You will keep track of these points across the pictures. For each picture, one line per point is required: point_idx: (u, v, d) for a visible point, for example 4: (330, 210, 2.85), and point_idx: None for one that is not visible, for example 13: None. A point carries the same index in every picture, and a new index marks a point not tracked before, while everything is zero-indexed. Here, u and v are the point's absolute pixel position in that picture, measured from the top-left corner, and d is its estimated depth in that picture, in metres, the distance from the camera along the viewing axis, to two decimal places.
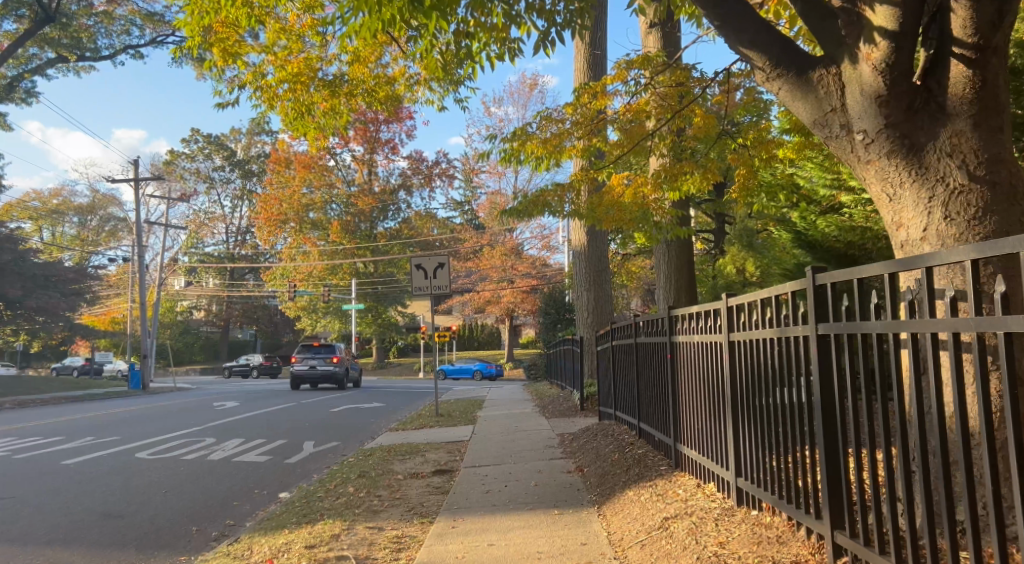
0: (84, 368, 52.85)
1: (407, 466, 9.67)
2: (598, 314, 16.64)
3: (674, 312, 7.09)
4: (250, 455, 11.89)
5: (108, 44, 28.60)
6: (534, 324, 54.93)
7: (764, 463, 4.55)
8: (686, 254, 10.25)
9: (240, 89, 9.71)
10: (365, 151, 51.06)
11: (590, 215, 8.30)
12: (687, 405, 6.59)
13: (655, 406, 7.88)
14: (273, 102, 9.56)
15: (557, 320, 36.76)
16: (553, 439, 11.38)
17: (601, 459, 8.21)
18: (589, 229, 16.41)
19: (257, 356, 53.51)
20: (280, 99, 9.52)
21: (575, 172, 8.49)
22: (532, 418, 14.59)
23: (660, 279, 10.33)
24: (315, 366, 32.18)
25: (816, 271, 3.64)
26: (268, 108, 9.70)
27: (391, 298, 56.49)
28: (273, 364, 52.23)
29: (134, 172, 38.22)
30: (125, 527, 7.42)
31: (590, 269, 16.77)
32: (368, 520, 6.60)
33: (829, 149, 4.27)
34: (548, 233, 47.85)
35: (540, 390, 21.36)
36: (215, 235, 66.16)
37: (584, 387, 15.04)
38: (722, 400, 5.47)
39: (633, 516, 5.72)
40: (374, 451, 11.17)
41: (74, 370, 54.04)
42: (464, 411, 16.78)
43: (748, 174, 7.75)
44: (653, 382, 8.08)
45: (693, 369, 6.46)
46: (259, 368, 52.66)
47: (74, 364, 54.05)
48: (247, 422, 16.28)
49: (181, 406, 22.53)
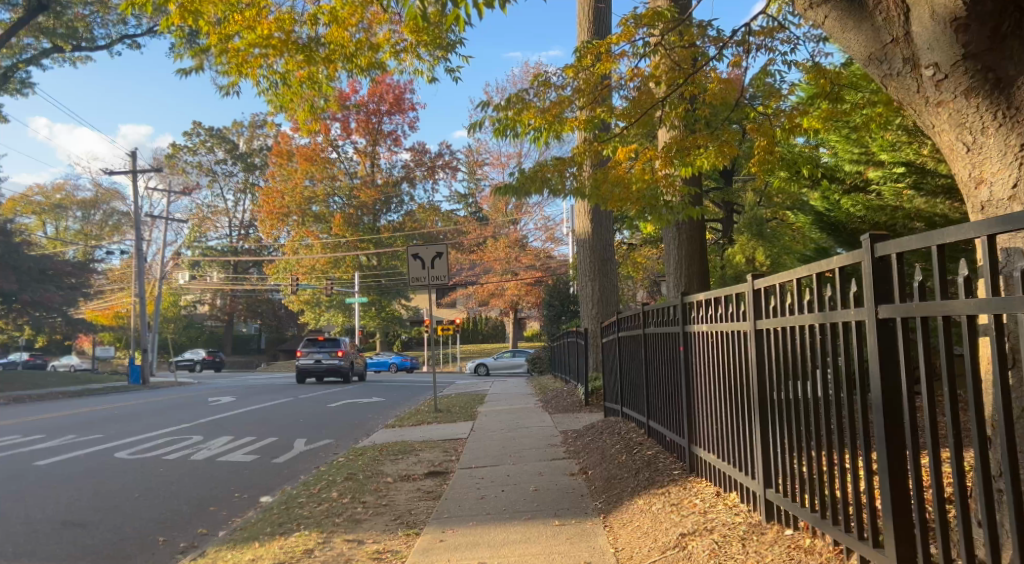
0: (30, 362, 53.75)
1: (399, 467, 9.00)
2: (603, 304, 15.96)
3: (687, 299, 6.37)
4: (236, 454, 11.21)
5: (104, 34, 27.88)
6: (539, 317, 54.23)
7: (801, 474, 3.84)
8: (698, 238, 9.52)
9: (205, 56, 9.06)
10: (368, 143, 50.38)
11: (593, 194, 7.57)
12: (702, 399, 5.91)
13: (665, 401, 7.19)
14: (244, 70, 8.90)
15: (561, 312, 36.14)
16: (555, 437, 10.68)
17: (607, 460, 7.53)
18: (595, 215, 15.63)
19: (200, 351, 54.77)
20: (252, 68, 8.87)
21: (577, 145, 7.79)
22: (535, 413, 13.90)
23: (670, 265, 9.64)
24: (320, 360, 31.61)
25: (876, 240, 2.91)
26: (241, 77, 9.05)
27: (394, 292, 55.84)
28: (216, 358, 53.78)
29: (132, 164, 37.77)
30: (85, 537, 6.74)
31: (595, 258, 16.02)
32: (347, 532, 5.93)
33: (887, 89, 3.68)
34: (552, 225, 47.19)
35: (544, 384, 20.74)
36: (218, 229, 65.80)
37: (589, 381, 14.34)
38: (743, 393, 4.78)
39: (644, 529, 5.06)
40: (365, 450, 10.49)
41: (20, 365, 54.64)
42: (464, 406, 16.12)
43: (766, 147, 7.05)
44: (663, 375, 7.39)
45: (708, 359, 5.75)
46: (202, 362, 53.94)
47: (18, 360, 54.68)
48: (239, 418, 15.64)
49: (175, 401, 21.92)
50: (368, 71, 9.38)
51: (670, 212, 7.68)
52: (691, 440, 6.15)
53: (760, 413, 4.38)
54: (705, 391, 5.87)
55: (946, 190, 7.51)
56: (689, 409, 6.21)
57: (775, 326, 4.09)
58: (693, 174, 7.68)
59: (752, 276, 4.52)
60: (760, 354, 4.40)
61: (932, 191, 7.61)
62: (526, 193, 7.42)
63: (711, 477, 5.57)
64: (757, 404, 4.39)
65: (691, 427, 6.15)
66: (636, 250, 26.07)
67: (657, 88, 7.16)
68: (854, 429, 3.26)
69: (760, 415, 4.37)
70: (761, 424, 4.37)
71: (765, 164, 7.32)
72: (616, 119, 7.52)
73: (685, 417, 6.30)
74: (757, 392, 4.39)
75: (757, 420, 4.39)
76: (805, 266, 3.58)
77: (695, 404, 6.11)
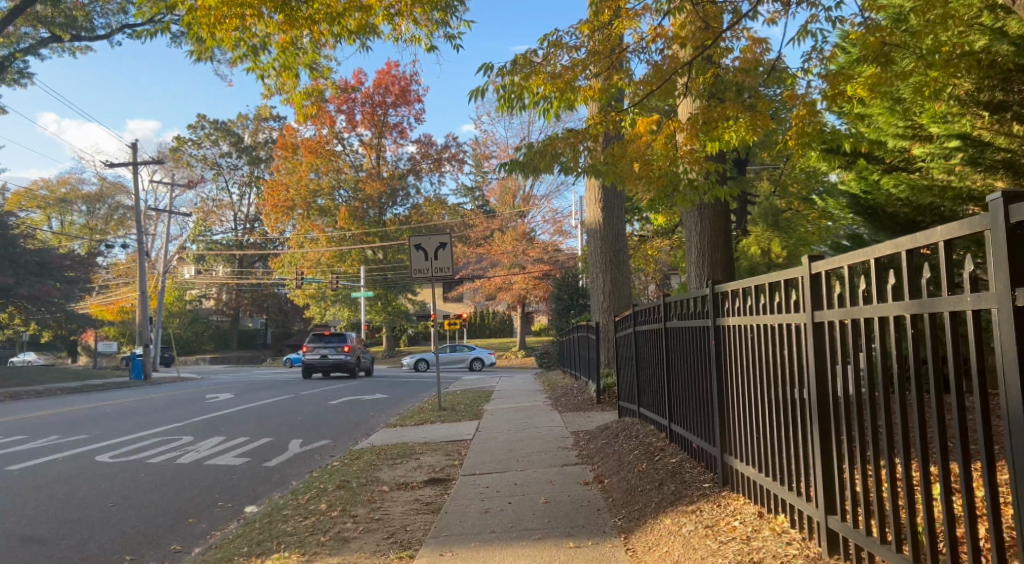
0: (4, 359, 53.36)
1: (396, 473, 8.30)
2: (615, 296, 15.23)
3: (716, 287, 5.60)
4: (225, 457, 10.50)
5: (104, 24, 27.14)
6: (546, 313, 53.25)
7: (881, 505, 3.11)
8: (722, 222, 8.77)
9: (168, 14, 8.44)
10: (373, 136, 49.69)
11: (609, 172, 6.78)
12: (736, 400, 5.19)
13: (689, 400, 6.48)
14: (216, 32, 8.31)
15: (570, 306, 35.34)
16: (566, 438, 9.94)
17: (625, 467, 6.81)
18: (607, 197, 14.95)
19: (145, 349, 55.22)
20: (226, 30, 8.28)
21: (591, 118, 7.07)
22: (543, 412, 13.15)
23: (692, 254, 8.87)
24: (326, 355, 30.99)
25: (1006, 199, 2.19)
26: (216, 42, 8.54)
27: (400, 286, 55.16)
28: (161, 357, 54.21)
29: (133, 156, 37.37)
30: (43, 555, 6.04)
31: (607, 248, 15.25)
32: (331, 554, 5.23)
33: None
34: (560, 218, 46.41)
35: (553, 380, 20.01)
36: (223, 223, 65.46)
37: (601, 377, 13.57)
38: (795, 397, 4.08)
39: (674, 557, 4.35)
40: (361, 454, 9.76)
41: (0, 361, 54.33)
42: (470, 404, 15.40)
43: (803, 121, 6.53)
44: (686, 374, 6.67)
45: (742, 355, 5.03)
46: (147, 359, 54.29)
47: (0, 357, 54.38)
48: (233, 417, 14.96)
49: (172, 398, 21.29)
50: (358, 34, 8.69)
51: (696, 192, 6.98)
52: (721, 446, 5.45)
53: (817, 417, 3.67)
54: (738, 391, 5.16)
55: (1006, 166, 6.62)
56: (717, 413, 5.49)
57: (842, 318, 3.33)
58: (719, 151, 6.99)
59: (806, 258, 3.74)
60: (821, 347, 3.67)
61: (988, 165, 6.72)
62: (535, 171, 6.71)
63: (749, 490, 4.88)
64: (815, 406, 3.69)
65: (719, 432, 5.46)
66: (648, 242, 25.26)
67: (680, 50, 6.53)
68: (960, 448, 2.57)
69: (820, 423, 3.66)
70: (821, 434, 3.66)
71: (804, 138, 6.66)
72: (638, 91, 6.86)
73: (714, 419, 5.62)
74: (816, 391, 3.68)
75: (816, 430, 3.69)
76: (888, 243, 2.82)
77: (727, 406, 5.39)
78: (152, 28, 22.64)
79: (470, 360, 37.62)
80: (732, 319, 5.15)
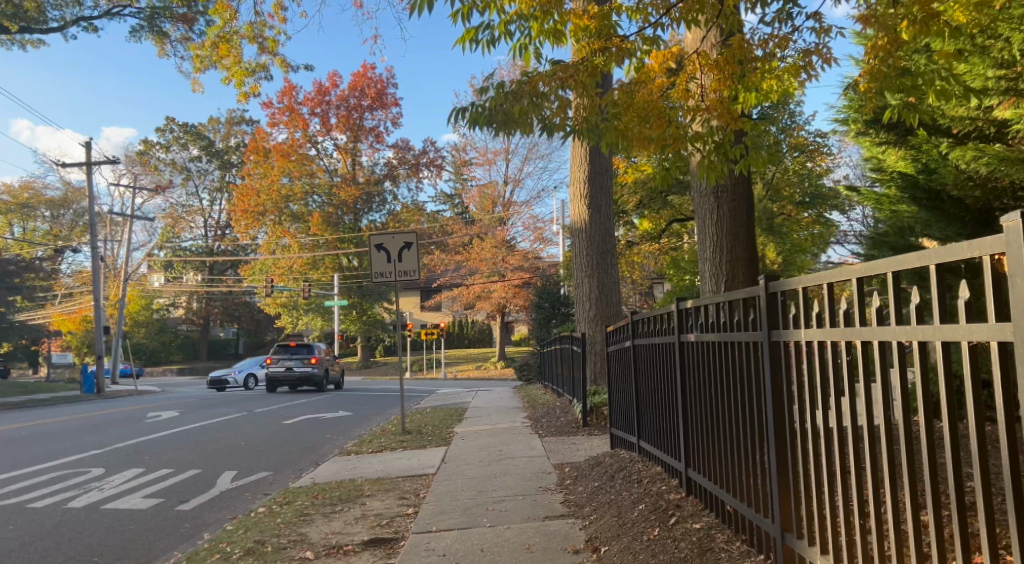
0: None
1: (332, 528, 6.47)
2: (603, 303, 13.50)
3: (770, 284, 3.75)
4: (131, 498, 8.52)
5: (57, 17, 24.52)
6: (527, 322, 51.26)
7: None
8: (743, 210, 7.06)
9: None
10: (349, 140, 47.61)
11: (592, 130, 5.77)
12: (809, 456, 3.42)
13: (722, 444, 4.67)
14: None
15: (551, 315, 33.54)
16: (548, 475, 8.16)
17: (630, 531, 5.07)
18: (593, 182, 13.45)
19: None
20: None
21: (574, 48, 6.13)
22: (520, 438, 11.32)
23: (706, 247, 7.16)
24: (291, 367, 28.82)
25: None
26: None
27: (376, 294, 53.16)
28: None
29: (87, 156, 35.15)
30: None
31: (591, 251, 13.54)
32: None
33: None
34: (541, 224, 44.71)
35: (532, 396, 18.19)
36: (193, 230, 63.31)
37: (588, 396, 11.76)
38: (952, 460, 2.34)
39: None
40: (297, 496, 7.87)
41: None
42: (438, 425, 13.53)
43: (878, 61, 5.54)
44: (716, 410, 4.83)
45: (824, 386, 3.27)
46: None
47: None
48: (164, 442, 12.98)
49: (111, 415, 19.08)
50: None
51: (724, 159, 5.90)
52: (781, 513, 3.71)
53: None
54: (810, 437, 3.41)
55: None
56: (776, 464, 3.70)
57: None
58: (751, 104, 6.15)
59: (1014, 216, 1.98)
60: None
61: None
62: (508, 123, 5.47)
63: None
64: None
65: (780, 498, 3.69)
66: (634, 248, 23.63)
67: None
68: None
69: None
70: None
71: (879, 83, 5.63)
72: (646, 12, 5.21)
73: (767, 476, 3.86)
74: None
75: None
76: None
77: (791, 460, 3.61)
78: (104, 19, 20.48)
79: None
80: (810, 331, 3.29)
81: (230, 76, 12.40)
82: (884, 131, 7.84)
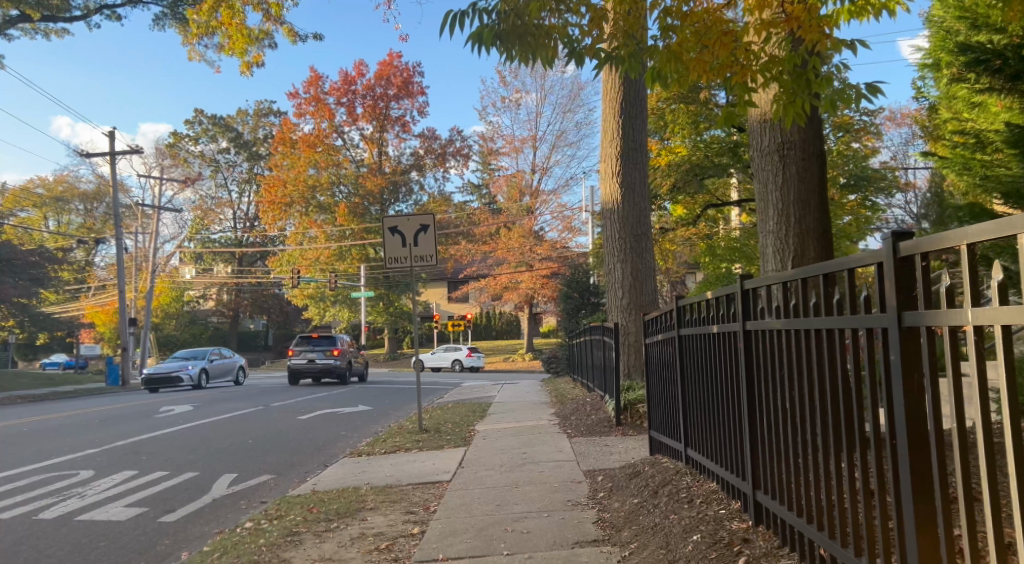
0: None
1: (320, 553, 5.44)
2: (638, 291, 12.34)
3: (905, 247, 2.55)
4: (111, 507, 7.63)
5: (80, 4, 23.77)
6: (555, 314, 50.13)
7: None
8: (814, 169, 5.91)
9: None
10: (375, 130, 46.73)
11: (635, 55, 5.63)
12: (963, 476, 2.26)
13: (820, 463, 3.49)
14: None
15: (580, 306, 32.28)
16: (578, 486, 7.06)
17: None
18: (626, 156, 12.32)
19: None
20: None
21: None
22: (547, 438, 10.25)
23: (772, 205, 6.05)
24: (314, 360, 28.10)
25: None
26: None
27: (403, 285, 52.41)
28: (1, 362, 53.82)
29: (110, 145, 34.73)
30: None
31: (624, 233, 12.38)
32: None
33: None
34: (569, 213, 43.37)
35: (561, 392, 17.08)
36: (222, 222, 63.13)
37: (622, 392, 10.65)
38: None
39: None
40: (291, 508, 6.90)
41: None
42: (458, 424, 12.51)
43: None
44: (803, 418, 3.67)
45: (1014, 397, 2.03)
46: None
47: None
48: (167, 440, 12.14)
49: (125, 409, 18.39)
50: None
51: (802, 90, 5.31)
52: (920, 552, 2.54)
53: None
54: (960, 443, 2.24)
55: None
56: (911, 487, 2.54)
57: None
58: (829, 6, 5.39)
59: None
60: None
61: None
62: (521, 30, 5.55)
63: None
64: None
65: (916, 527, 2.52)
66: (668, 234, 22.15)
67: None
68: None
69: None
70: None
71: None
72: None
73: (894, 501, 2.71)
74: None
75: None
76: None
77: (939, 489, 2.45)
78: (125, 7, 19.70)
79: (238, 371, 30.17)
80: (990, 310, 2.04)
81: (231, 45, 11.45)
82: (987, 74, 6.50)
